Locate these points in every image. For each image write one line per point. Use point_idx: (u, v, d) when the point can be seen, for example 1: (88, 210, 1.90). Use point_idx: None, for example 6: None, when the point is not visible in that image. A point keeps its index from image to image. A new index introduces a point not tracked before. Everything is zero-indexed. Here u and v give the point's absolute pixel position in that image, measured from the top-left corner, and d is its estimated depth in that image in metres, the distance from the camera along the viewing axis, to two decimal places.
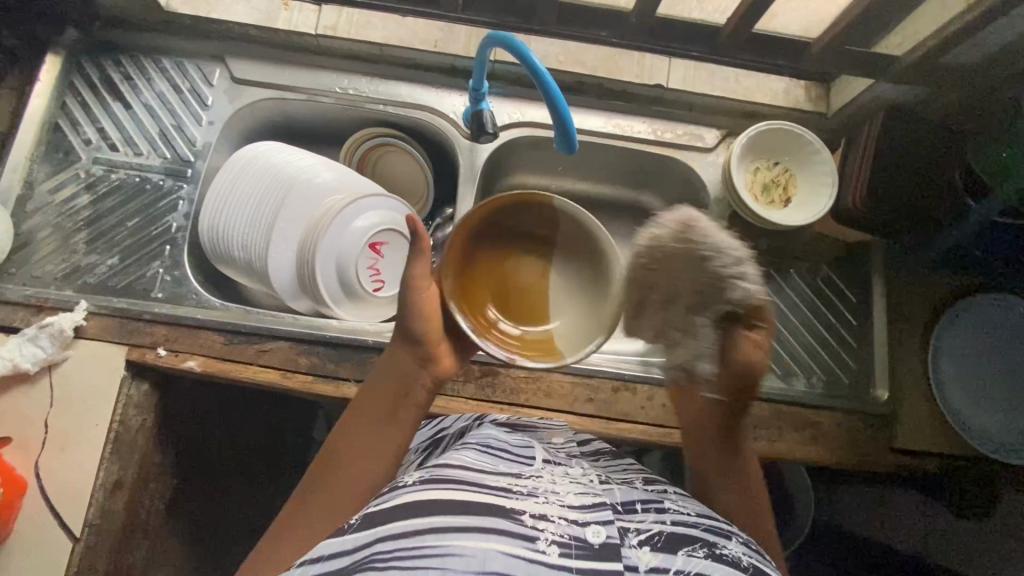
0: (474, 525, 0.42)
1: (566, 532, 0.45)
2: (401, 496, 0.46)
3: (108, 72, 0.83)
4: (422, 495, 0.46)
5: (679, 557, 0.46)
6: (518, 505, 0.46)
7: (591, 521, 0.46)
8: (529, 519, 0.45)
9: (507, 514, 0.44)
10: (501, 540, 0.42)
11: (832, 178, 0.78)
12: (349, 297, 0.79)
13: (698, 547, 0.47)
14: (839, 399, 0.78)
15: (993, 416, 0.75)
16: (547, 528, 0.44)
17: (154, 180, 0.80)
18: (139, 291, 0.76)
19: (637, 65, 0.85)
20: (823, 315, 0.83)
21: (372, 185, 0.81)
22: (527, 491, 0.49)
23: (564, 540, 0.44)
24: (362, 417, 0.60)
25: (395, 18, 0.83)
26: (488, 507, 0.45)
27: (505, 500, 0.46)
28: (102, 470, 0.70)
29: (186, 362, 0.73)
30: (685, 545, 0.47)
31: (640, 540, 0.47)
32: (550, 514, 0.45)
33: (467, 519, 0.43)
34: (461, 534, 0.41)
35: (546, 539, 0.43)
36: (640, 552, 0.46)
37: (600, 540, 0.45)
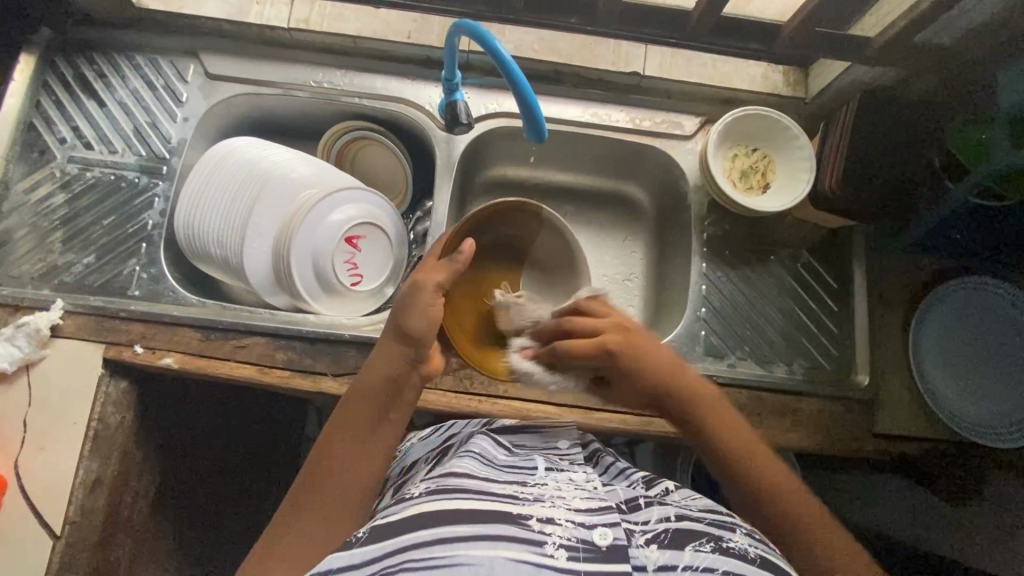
0: (483, 533, 0.43)
1: (573, 535, 0.44)
2: (409, 508, 0.46)
3: (80, 69, 0.82)
4: (429, 506, 0.46)
5: (686, 553, 0.45)
6: (526, 511, 0.46)
7: (598, 523, 0.46)
8: (536, 523, 0.45)
9: (512, 520, 0.45)
10: (509, 547, 0.42)
11: (810, 163, 0.77)
12: (327, 292, 0.79)
13: (704, 541, 0.47)
14: (819, 386, 0.78)
15: (978, 401, 0.75)
16: (554, 532, 0.44)
17: (129, 177, 0.80)
18: (116, 290, 0.76)
19: (613, 52, 0.84)
20: (802, 301, 0.82)
21: (350, 179, 0.81)
22: (534, 496, 0.49)
23: (571, 543, 0.44)
24: (359, 414, 0.60)
25: (369, 10, 0.83)
26: (493, 514, 0.45)
27: (513, 507, 0.46)
28: (81, 468, 0.70)
29: (163, 359, 0.73)
30: (691, 540, 0.47)
31: (647, 539, 0.47)
32: (556, 518, 0.45)
33: (466, 531, 0.43)
34: (473, 543, 0.42)
35: (554, 543, 0.43)
36: (647, 551, 0.46)
37: (607, 541, 0.44)
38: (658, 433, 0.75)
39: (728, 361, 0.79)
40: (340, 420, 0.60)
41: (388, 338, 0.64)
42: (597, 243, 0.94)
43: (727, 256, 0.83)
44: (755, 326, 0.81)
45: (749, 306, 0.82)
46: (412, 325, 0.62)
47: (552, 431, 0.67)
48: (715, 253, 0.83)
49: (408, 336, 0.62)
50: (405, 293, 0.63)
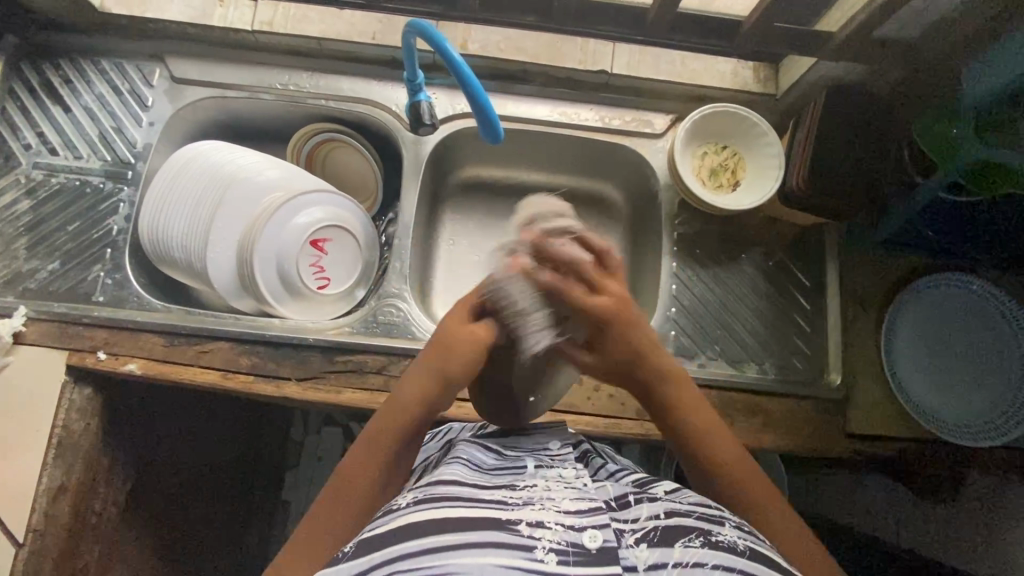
0: (473, 542, 0.42)
1: (563, 538, 0.43)
2: (398, 519, 0.44)
3: (47, 75, 0.82)
4: (418, 517, 0.44)
5: (676, 549, 0.44)
6: (514, 515, 0.44)
7: (588, 525, 0.44)
8: (526, 528, 0.43)
9: (499, 526, 0.43)
10: (499, 553, 0.41)
11: (778, 160, 0.76)
12: (293, 296, 0.78)
13: (693, 535, 0.45)
14: (790, 385, 0.77)
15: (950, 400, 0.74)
16: (544, 536, 0.43)
17: (94, 183, 0.79)
18: (80, 296, 0.75)
19: (581, 50, 0.82)
20: (773, 300, 0.81)
21: (318, 182, 0.80)
22: (524, 499, 0.47)
23: (562, 548, 0.43)
24: (372, 451, 0.57)
25: (333, 11, 0.81)
26: (481, 520, 0.43)
27: (500, 511, 0.44)
28: (45, 475, 0.70)
29: (126, 365, 0.73)
30: (680, 535, 0.45)
31: (636, 538, 0.45)
32: (546, 521, 0.44)
33: (453, 538, 0.42)
34: (461, 552, 0.41)
35: (544, 548, 0.42)
36: (637, 550, 0.44)
37: (598, 544, 0.43)
38: (626, 435, 0.74)
39: (698, 362, 0.78)
40: (353, 460, 0.57)
41: (429, 366, 0.61)
42: None
43: (698, 256, 0.82)
44: (725, 326, 0.80)
45: (720, 306, 0.81)
46: (454, 372, 0.60)
47: (542, 431, 0.62)
48: (686, 253, 0.82)
49: (446, 380, 0.60)
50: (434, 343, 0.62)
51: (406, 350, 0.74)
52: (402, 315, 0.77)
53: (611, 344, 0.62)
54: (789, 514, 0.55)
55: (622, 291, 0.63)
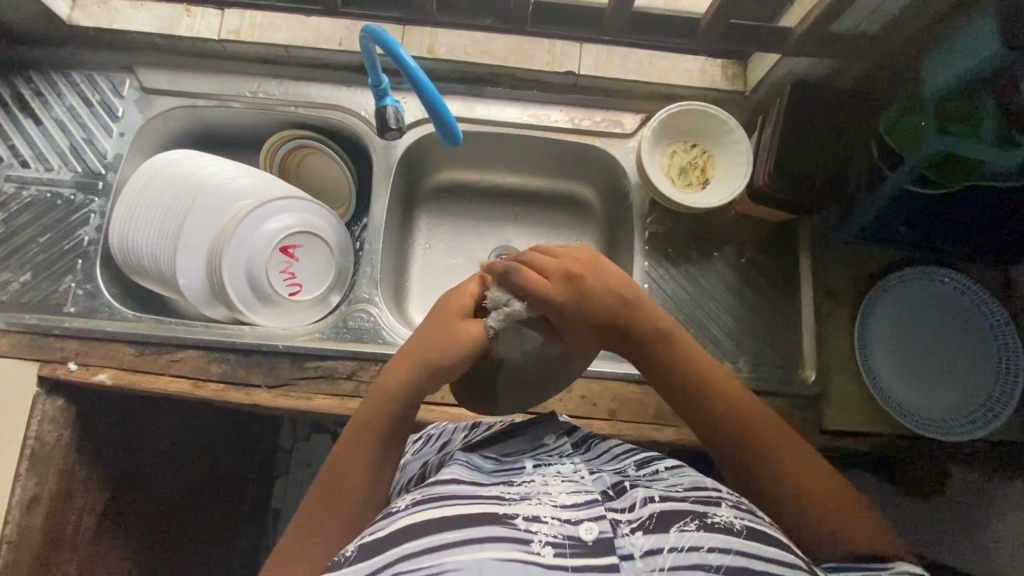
0: (469, 538, 0.39)
1: (559, 531, 0.41)
2: (396, 521, 0.42)
3: (18, 88, 0.82)
4: (415, 518, 0.41)
5: (671, 534, 0.41)
6: (511, 510, 0.43)
7: (584, 518, 0.42)
8: (522, 522, 0.41)
9: (499, 520, 0.41)
10: (496, 548, 0.39)
11: (747, 157, 0.76)
12: (264, 303, 0.78)
13: (688, 518, 0.42)
14: (765, 382, 0.77)
15: (951, 395, 0.72)
16: (540, 530, 0.41)
17: (65, 194, 0.80)
18: (52, 307, 0.76)
19: (548, 52, 0.82)
20: (746, 298, 0.81)
21: (289, 188, 0.80)
22: (521, 495, 0.45)
23: (558, 541, 0.40)
24: (355, 449, 0.54)
25: (300, 19, 0.82)
26: (477, 516, 0.41)
27: (498, 507, 0.43)
28: (18, 487, 0.69)
29: (97, 375, 0.73)
30: (676, 519, 0.42)
31: (632, 527, 0.42)
32: (542, 515, 0.42)
33: (452, 536, 0.40)
34: (459, 549, 0.39)
35: (540, 541, 0.40)
36: (633, 539, 0.41)
37: (594, 536, 0.41)
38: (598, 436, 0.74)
39: None
40: (335, 462, 0.54)
41: (406, 360, 0.57)
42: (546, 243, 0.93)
43: (670, 254, 0.82)
44: (698, 325, 0.80)
45: (693, 303, 0.81)
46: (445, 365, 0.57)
47: (537, 424, 0.60)
48: (658, 251, 0.82)
49: (437, 373, 0.57)
50: (425, 332, 0.59)
51: (375, 355, 0.74)
52: (373, 320, 0.77)
53: (580, 324, 0.58)
54: (809, 466, 0.52)
55: (576, 268, 0.58)
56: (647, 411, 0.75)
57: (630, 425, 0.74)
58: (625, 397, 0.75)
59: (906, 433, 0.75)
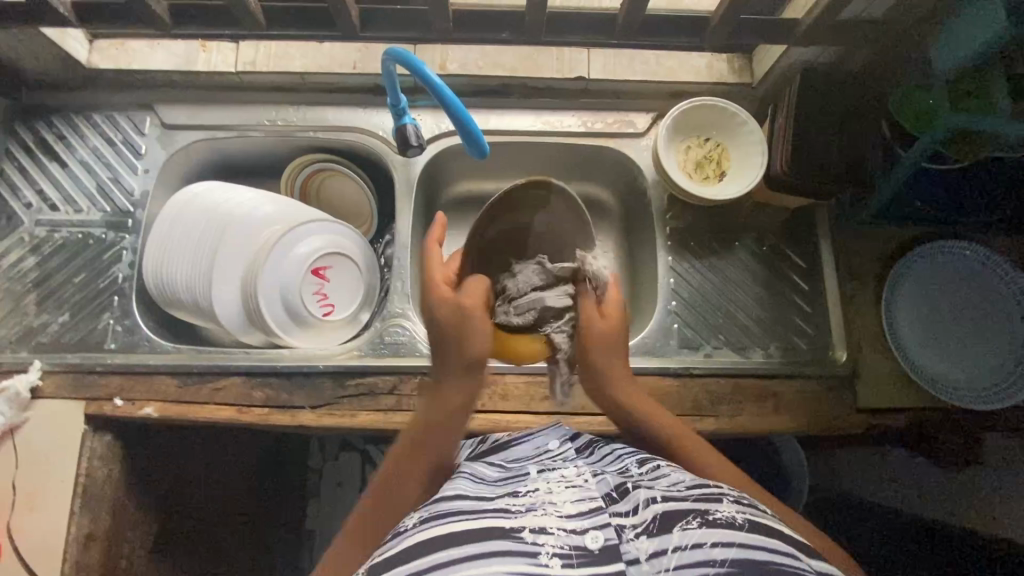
0: (476, 553, 0.41)
1: (565, 542, 0.42)
2: (405, 539, 0.43)
3: (41, 133, 0.84)
4: (422, 535, 0.43)
5: (675, 534, 0.42)
6: (518, 523, 0.44)
7: (588, 527, 0.43)
8: (528, 535, 0.43)
9: (504, 534, 0.42)
10: (502, 562, 0.40)
11: (761, 147, 0.78)
12: (299, 325, 0.80)
13: (690, 517, 0.43)
14: (799, 366, 0.78)
15: (976, 368, 0.74)
16: (547, 541, 0.42)
17: (96, 234, 0.81)
18: (92, 344, 0.77)
19: (557, 60, 0.84)
20: (771, 284, 0.82)
21: (314, 212, 0.82)
22: (527, 506, 0.47)
23: (564, 551, 0.42)
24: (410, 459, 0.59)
25: (313, 45, 0.83)
26: (485, 531, 0.43)
27: (504, 521, 0.44)
28: (72, 526, 0.70)
29: (143, 409, 0.74)
30: (677, 519, 0.43)
31: (636, 530, 0.43)
32: (548, 526, 0.43)
33: (457, 552, 0.41)
34: (468, 564, 0.40)
35: (547, 552, 0.41)
36: (637, 543, 0.42)
37: (600, 544, 0.42)
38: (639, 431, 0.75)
39: (704, 352, 0.79)
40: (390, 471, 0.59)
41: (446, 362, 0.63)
42: None
43: (692, 247, 0.83)
44: (727, 315, 0.81)
45: (719, 294, 0.82)
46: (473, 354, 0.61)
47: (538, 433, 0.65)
48: (680, 246, 0.84)
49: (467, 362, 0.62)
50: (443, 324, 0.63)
51: (414, 368, 0.75)
52: (408, 334, 0.78)
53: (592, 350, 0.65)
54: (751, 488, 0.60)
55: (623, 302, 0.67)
56: (685, 403, 0.76)
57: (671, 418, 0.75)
58: (662, 391, 0.76)
59: (939, 407, 0.76)
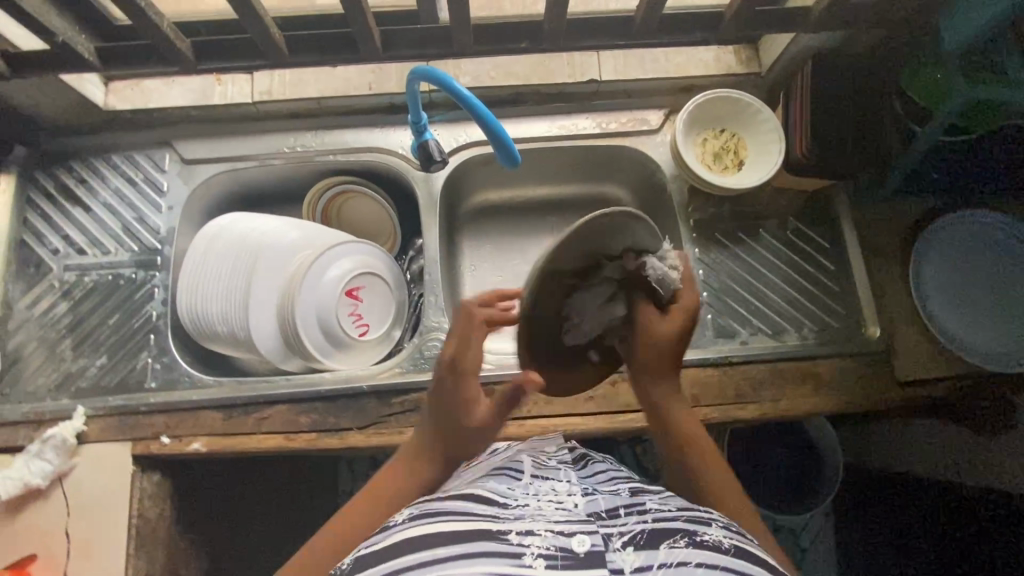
0: (461, 552, 0.40)
1: (551, 543, 0.41)
2: (395, 532, 0.43)
3: (62, 179, 0.84)
4: (410, 530, 0.42)
5: (661, 550, 0.41)
6: (505, 526, 0.43)
7: (576, 531, 0.42)
8: (516, 536, 0.42)
9: (491, 536, 0.41)
10: (488, 563, 0.39)
11: (778, 134, 0.79)
12: (336, 347, 0.80)
13: (678, 536, 0.43)
14: (834, 345, 0.79)
15: (1001, 334, 0.75)
16: (533, 543, 0.41)
17: (126, 274, 0.81)
18: (133, 385, 0.77)
19: (568, 65, 0.86)
20: (799, 266, 0.83)
21: (340, 235, 0.82)
22: (516, 514, 0.45)
23: (550, 553, 0.40)
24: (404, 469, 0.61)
25: (326, 71, 0.85)
26: (470, 532, 0.42)
27: (491, 523, 0.43)
28: (129, 570, 0.69)
29: (191, 445, 0.74)
30: (664, 537, 0.43)
31: (623, 541, 0.42)
32: (536, 528, 0.42)
33: (441, 552, 0.40)
34: (449, 564, 0.39)
35: (532, 553, 0.40)
36: (623, 554, 0.41)
37: (586, 548, 0.41)
38: None
39: (740, 340, 0.80)
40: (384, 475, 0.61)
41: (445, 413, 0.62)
42: None
43: (717, 239, 0.84)
44: (759, 301, 0.82)
45: (748, 281, 0.83)
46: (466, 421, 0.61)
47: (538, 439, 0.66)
48: (705, 237, 0.84)
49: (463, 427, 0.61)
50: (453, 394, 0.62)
51: None
52: None
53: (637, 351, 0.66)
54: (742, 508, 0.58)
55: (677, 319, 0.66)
56: (726, 392, 0.77)
57: (713, 408, 0.76)
58: (704, 382, 0.77)
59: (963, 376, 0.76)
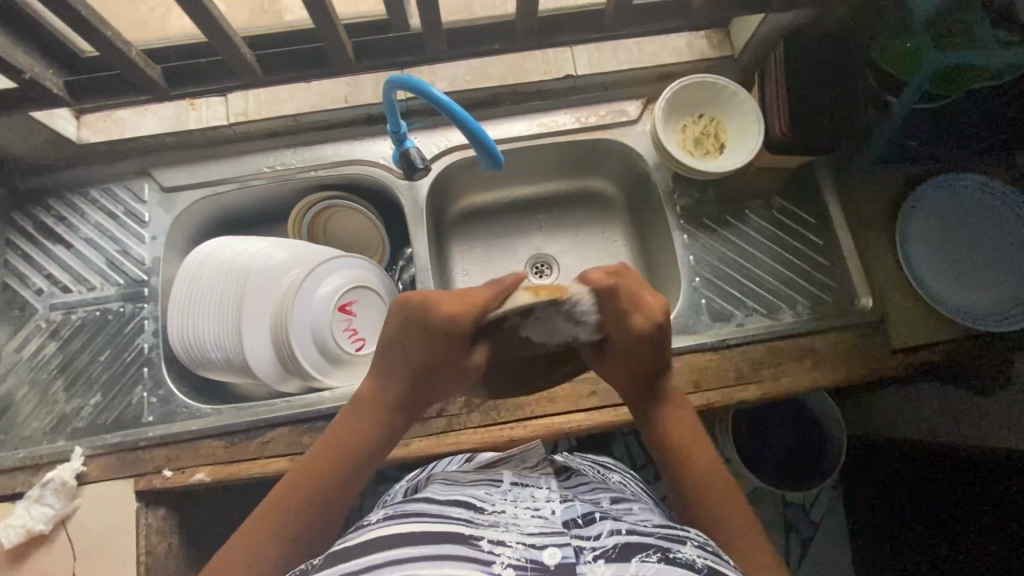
0: (431, 554, 0.38)
1: (523, 555, 0.39)
2: (362, 532, 0.41)
3: (40, 218, 0.83)
4: (379, 531, 0.41)
5: (632, 564, 0.40)
6: (478, 531, 0.42)
7: (549, 543, 0.41)
8: (487, 544, 0.40)
9: (462, 541, 0.40)
10: (456, 567, 0.38)
11: (756, 115, 0.80)
12: (332, 364, 0.79)
13: (651, 552, 0.41)
14: (828, 319, 0.80)
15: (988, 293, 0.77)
16: (503, 552, 0.40)
17: (114, 308, 0.80)
18: (130, 420, 0.76)
19: (542, 62, 0.85)
20: (788, 244, 0.84)
21: (327, 250, 0.82)
22: (491, 520, 0.43)
23: (521, 564, 0.39)
24: (359, 418, 0.59)
25: (301, 87, 0.84)
26: (442, 535, 0.40)
27: (464, 528, 0.42)
28: None
29: (193, 476, 0.72)
30: (637, 551, 0.41)
31: (595, 554, 0.40)
32: (508, 538, 0.41)
33: (413, 551, 0.39)
34: (418, 565, 0.38)
35: (502, 562, 0.39)
36: (594, 566, 0.39)
37: (557, 561, 0.39)
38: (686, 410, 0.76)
39: (736, 323, 0.80)
40: (337, 428, 0.60)
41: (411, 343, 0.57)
42: (578, 242, 0.95)
43: (704, 223, 0.85)
44: (753, 282, 0.83)
45: (740, 263, 0.83)
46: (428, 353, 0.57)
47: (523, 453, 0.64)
48: (692, 223, 0.85)
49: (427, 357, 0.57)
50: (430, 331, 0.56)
51: None
52: None
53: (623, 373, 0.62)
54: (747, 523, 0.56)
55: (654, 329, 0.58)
56: (726, 375, 0.77)
57: (716, 393, 0.76)
58: (704, 368, 0.77)
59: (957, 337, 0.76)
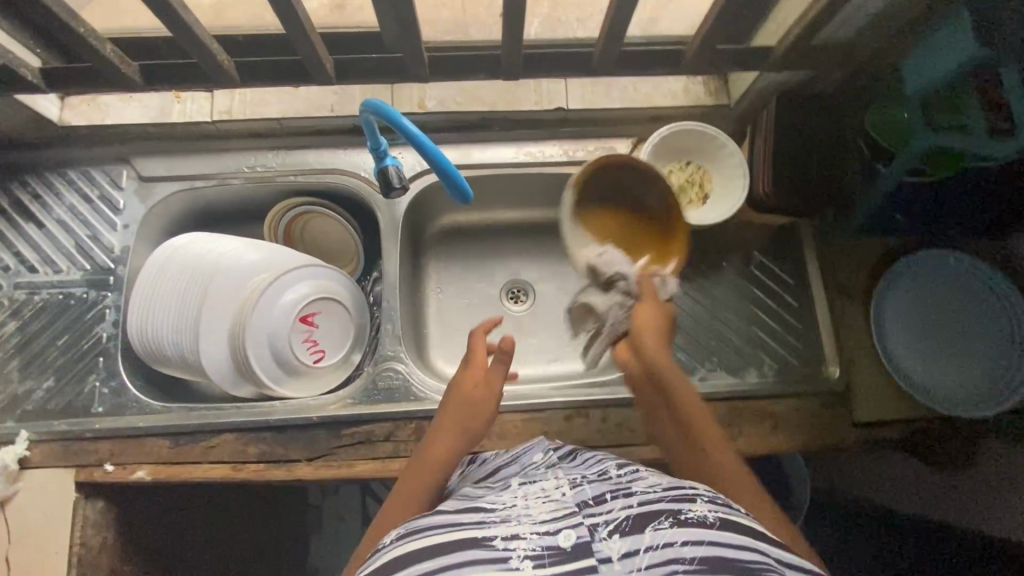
0: (446, 564, 0.37)
1: (538, 544, 0.39)
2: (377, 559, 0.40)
3: (15, 194, 0.82)
4: (398, 551, 0.39)
5: (646, 533, 0.39)
6: (489, 530, 0.40)
7: (562, 526, 0.40)
8: (500, 541, 0.39)
9: (474, 542, 0.39)
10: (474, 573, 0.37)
11: (743, 169, 0.78)
12: (289, 374, 0.79)
13: (661, 517, 0.41)
14: (792, 384, 0.79)
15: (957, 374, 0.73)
16: (518, 545, 0.39)
17: (77, 294, 0.80)
18: (79, 409, 0.75)
19: (535, 91, 0.85)
20: (761, 302, 0.84)
21: (297, 257, 0.80)
22: (501, 514, 0.43)
23: (537, 553, 0.38)
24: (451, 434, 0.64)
25: (288, 90, 0.84)
26: (455, 538, 0.39)
27: (476, 530, 0.40)
28: None
29: (135, 472, 0.72)
30: (650, 519, 0.41)
31: (608, 530, 0.40)
32: (520, 531, 0.40)
33: (430, 564, 0.37)
34: None
35: (519, 556, 0.38)
36: (610, 542, 0.39)
37: (573, 542, 0.39)
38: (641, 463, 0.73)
39: (699, 376, 0.80)
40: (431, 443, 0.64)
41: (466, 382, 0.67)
42: (555, 271, 0.92)
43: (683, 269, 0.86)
44: (722, 337, 0.83)
45: (711, 317, 0.84)
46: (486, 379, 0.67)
47: (526, 449, 0.64)
48: None
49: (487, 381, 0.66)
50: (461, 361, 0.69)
51: (410, 414, 0.75)
52: (402, 378, 0.78)
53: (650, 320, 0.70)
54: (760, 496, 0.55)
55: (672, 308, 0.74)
56: None
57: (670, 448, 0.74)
58: None
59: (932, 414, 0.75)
